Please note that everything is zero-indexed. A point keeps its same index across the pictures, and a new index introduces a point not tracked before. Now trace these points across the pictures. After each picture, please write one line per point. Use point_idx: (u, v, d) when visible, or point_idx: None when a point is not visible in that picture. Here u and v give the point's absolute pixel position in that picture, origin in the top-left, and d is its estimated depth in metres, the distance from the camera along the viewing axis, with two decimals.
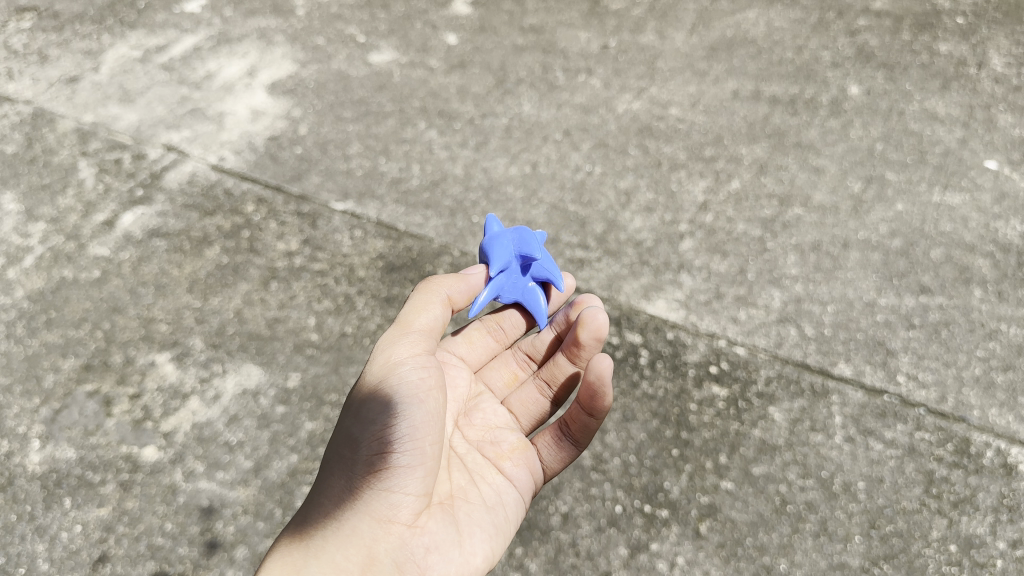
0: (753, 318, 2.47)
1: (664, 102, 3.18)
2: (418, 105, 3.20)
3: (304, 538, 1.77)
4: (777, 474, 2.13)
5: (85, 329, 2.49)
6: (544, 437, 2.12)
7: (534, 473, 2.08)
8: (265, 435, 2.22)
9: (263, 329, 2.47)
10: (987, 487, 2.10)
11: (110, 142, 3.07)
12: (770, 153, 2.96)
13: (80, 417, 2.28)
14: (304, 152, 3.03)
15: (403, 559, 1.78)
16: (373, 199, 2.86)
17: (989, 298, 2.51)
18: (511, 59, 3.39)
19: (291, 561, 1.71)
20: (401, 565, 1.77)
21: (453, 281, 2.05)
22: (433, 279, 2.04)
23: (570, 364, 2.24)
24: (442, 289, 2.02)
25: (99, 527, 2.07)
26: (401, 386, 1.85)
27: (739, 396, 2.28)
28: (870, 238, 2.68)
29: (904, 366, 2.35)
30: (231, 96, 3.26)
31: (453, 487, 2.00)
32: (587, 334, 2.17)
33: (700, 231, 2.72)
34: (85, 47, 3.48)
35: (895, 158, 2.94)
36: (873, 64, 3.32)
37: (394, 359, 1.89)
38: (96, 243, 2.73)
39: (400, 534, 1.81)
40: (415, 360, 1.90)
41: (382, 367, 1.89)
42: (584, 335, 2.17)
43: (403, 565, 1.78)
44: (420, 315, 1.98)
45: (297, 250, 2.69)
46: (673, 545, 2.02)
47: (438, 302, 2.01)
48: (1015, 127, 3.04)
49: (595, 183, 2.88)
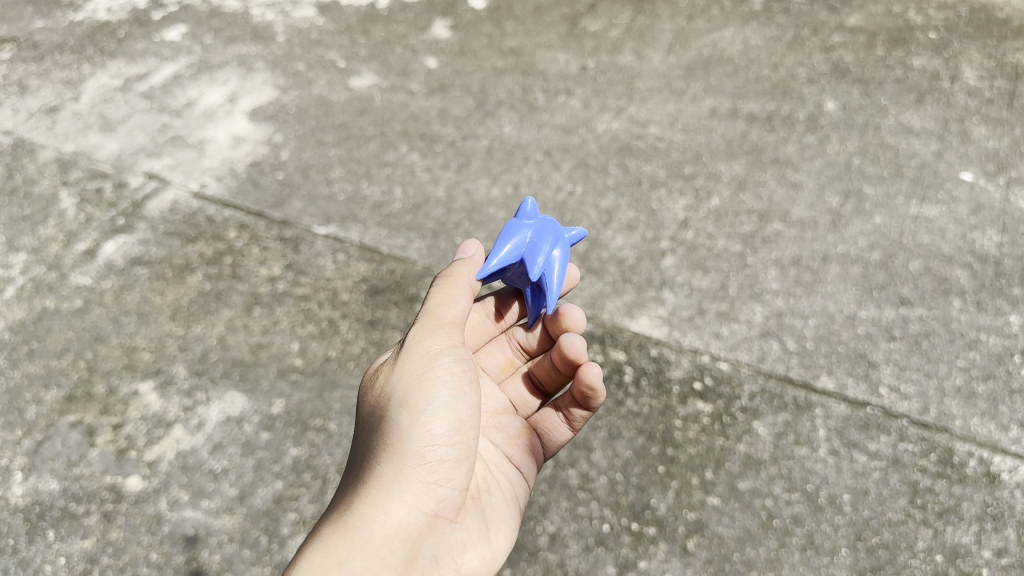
0: (735, 333, 2.48)
1: (643, 121, 3.21)
2: (399, 128, 3.22)
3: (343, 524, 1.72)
4: (762, 489, 2.14)
5: (67, 359, 2.47)
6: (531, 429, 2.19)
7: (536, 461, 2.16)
8: (250, 462, 2.22)
9: (246, 356, 2.46)
10: (971, 496, 2.11)
11: (91, 172, 3.06)
12: (748, 170, 2.99)
13: (62, 448, 2.26)
14: (286, 177, 3.04)
15: (441, 555, 1.84)
16: (356, 222, 2.86)
17: (968, 308, 2.53)
18: (491, 81, 3.42)
19: (330, 549, 1.67)
20: (439, 559, 1.83)
21: (466, 268, 2.00)
22: (452, 269, 2.00)
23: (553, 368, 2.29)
24: (464, 279, 1.98)
25: (83, 559, 2.05)
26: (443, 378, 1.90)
27: (723, 411, 2.29)
28: (849, 251, 2.71)
29: (886, 378, 2.36)
30: (212, 123, 3.26)
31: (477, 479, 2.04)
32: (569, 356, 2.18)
33: (681, 248, 2.74)
34: (65, 77, 3.49)
35: (872, 172, 2.98)
36: (848, 79, 3.37)
37: (435, 352, 1.91)
38: (77, 273, 2.72)
39: (439, 528, 1.86)
40: (455, 351, 1.93)
41: (425, 367, 1.89)
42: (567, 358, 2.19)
43: (440, 559, 1.83)
44: (449, 307, 1.94)
45: (280, 275, 2.69)
46: (661, 562, 2.02)
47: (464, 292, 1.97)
48: (989, 139, 3.08)
49: (576, 203, 2.89)
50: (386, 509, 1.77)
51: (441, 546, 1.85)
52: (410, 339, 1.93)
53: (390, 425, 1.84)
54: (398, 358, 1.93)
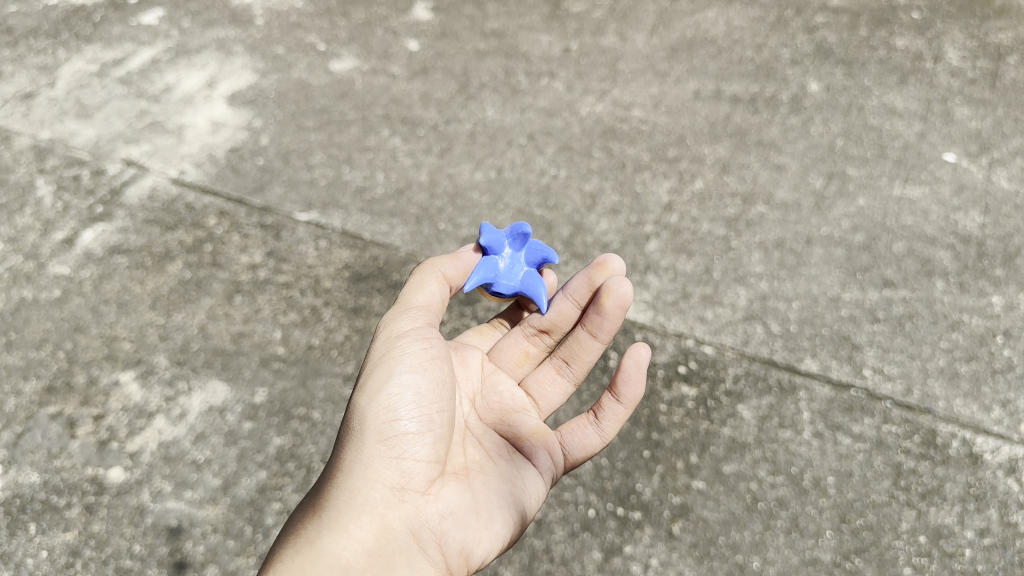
0: (720, 316, 2.48)
1: (627, 103, 3.19)
2: (381, 112, 3.18)
3: (315, 512, 1.75)
4: (747, 472, 2.14)
5: (46, 349, 2.44)
6: (571, 428, 2.06)
7: (554, 456, 2.02)
8: (233, 452, 2.20)
9: (228, 345, 2.44)
10: (954, 477, 2.12)
11: (68, 159, 3.02)
12: (732, 153, 2.98)
13: (43, 440, 2.24)
14: (266, 162, 3.01)
15: (417, 528, 1.79)
16: (338, 208, 2.84)
17: (951, 289, 2.54)
18: (473, 64, 3.39)
19: (302, 536, 1.70)
20: (414, 533, 1.78)
21: (449, 261, 2.01)
22: (427, 259, 1.99)
23: (591, 339, 2.20)
24: (434, 267, 1.97)
25: (65, 552, 2.03)
26: (404, 356, 1.86)
27: (708, 395, 2.29)
28: (833, 233, 2.71)
29: (869, 360, 2.37)
30: (190, 108, 3.22)
31: (467, 458, 1.97)
32: (612, 302, 2.12)
33: (665, 232, 2.73)
34: (39, 62, 3.43)
35: (856, 154, 2.97)
36: (832, 60, 3.36)
37: (399, 334, 1.89)
38: (55, 262, 2.68)
39: (413, 502, 1.80)
40: (420, 330, 1.91)
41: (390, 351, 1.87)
42: (610, 304, 2.13)
43: (415, 534, 1.78)
44: (418, 292, 1.94)
45: (261, 262, 2.66)
46: (647, 547, 2.02)
47: (434, 279, 1.95)
48: (972, 119, 3.08)
49: (560, 186, 2.88)
50: (349, 488, 1.76)
51: (415, 518, 1.79)
52: (381, 326, 1.94)
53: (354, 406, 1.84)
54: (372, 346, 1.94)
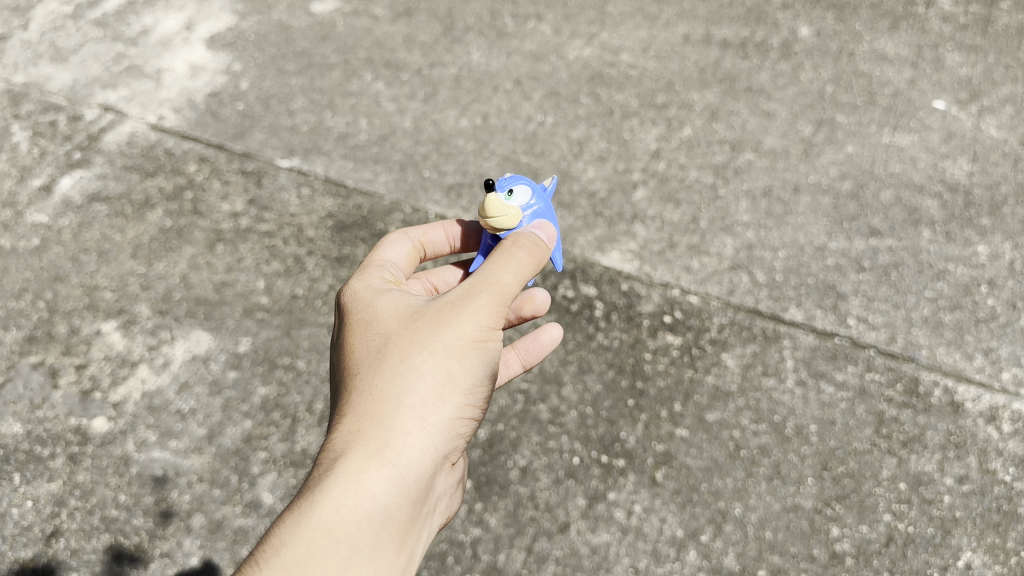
0: (706, 266, 2.47)
1: (615, 48, 3.13)
2: (363, 56, 3.11)
3: (372, 458, 1.51)
4: (730, 420, 2.16)
5: (26, 299, 2.41)
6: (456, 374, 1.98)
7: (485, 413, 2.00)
8: (218, 402, 2.19)
9: (210, 294, 2.42)
10: (935, 425, 2.14)
11: (43, 104, 2.95)
12: (721, 99, 2.94)
13: (25, 390, 2.22)
14: (246, 108, 2.94)
15: (439, 499, 1.72)
16: (320, 155, 2.79)
17: (937, 238, 2.54)
18: (458, 6, 3.31)
19: (354, 496, 1.48)
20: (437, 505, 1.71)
21: (543, 248, 1.73)
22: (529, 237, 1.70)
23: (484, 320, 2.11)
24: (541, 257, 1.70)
25: (51, 502, 2.04)
26: (493, 346, 1.64)
27: (693, 344, 2.29)
28: (821, 181, 2.69)
29: (854, 309, 2.37)
30: (168, 51, 3.14)
31: None
32: (528, 311, 2.04)
33: (653, 180, 2.70)
34: (11, 4, 3.33)
35: (845, 101, 2.94)
36: (823, 4, 3.30)
37: (490, 328, 1.62)
38: (33, 210, 2.64)
39: (443, 475, 1.71)
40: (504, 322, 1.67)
41: (488, 326, 1.62)
42: (526, 311, 2.04)
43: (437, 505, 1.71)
44: (519, 282, 1.65)
45: (242, 210, 2.63)
46: (630, 493, 2.04)
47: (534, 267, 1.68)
48: (963, 66, 3.04)
49: (547, 133, 2.84)
50: (418, 456, 1.56)
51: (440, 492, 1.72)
52: (475, 296, 1.61)
53: (435, 366, 1.57)
54: (452, 303, 1.62)
